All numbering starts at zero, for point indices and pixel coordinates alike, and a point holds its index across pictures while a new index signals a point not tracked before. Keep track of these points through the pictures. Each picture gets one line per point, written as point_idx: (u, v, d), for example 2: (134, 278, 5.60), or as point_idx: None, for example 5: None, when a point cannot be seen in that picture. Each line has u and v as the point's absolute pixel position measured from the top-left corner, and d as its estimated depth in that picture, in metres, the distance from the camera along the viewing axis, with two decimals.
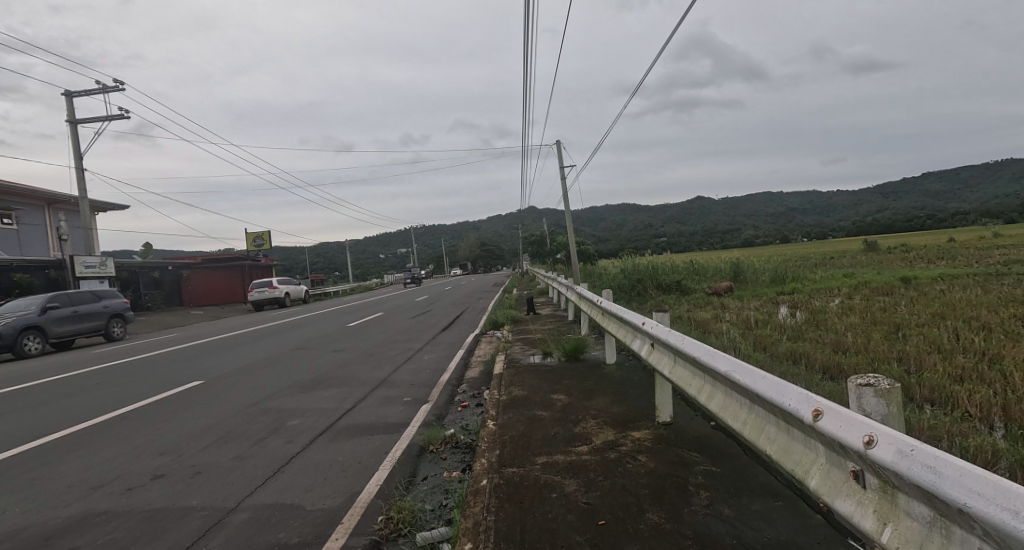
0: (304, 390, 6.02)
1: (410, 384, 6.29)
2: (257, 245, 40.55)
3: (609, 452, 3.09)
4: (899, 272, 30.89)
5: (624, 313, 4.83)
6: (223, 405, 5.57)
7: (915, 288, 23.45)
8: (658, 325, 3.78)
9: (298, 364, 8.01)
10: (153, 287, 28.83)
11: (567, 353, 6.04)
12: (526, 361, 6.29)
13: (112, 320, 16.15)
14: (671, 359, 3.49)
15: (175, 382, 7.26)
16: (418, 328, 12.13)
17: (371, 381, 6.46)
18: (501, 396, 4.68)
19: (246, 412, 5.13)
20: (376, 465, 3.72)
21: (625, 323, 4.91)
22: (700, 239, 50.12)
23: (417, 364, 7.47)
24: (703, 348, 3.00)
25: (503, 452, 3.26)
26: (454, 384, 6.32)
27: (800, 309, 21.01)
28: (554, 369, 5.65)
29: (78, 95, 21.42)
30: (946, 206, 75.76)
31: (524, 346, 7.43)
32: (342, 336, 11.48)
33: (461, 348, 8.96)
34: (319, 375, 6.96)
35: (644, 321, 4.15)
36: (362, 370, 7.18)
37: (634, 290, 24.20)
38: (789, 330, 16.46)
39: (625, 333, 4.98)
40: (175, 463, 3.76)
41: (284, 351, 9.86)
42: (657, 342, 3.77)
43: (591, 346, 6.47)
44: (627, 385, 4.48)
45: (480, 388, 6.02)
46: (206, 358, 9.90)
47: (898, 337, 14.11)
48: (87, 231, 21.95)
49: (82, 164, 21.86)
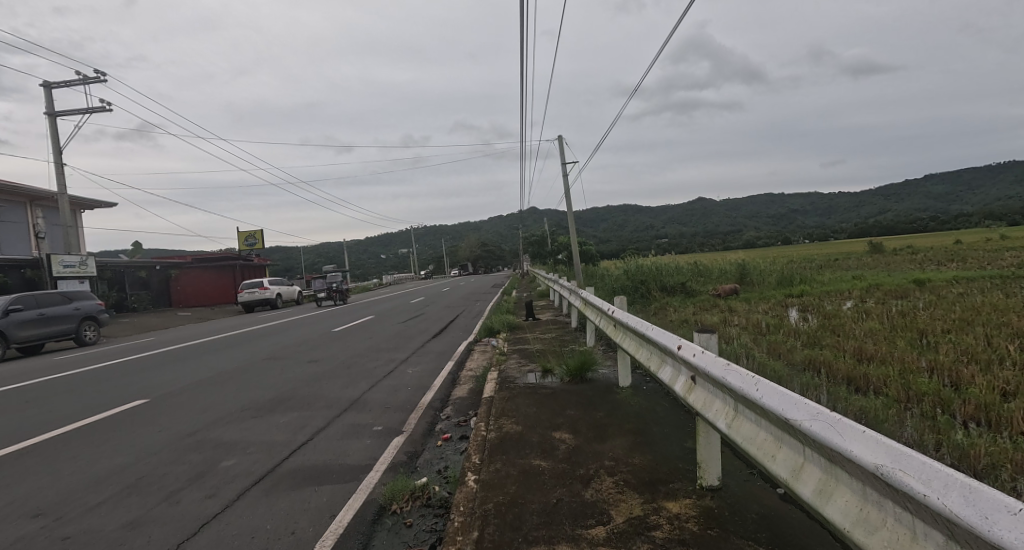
0: (259, 414, 5.04)
1: (383, 406, 5.30)
2: (250, 244, 39.60)
3: (638, 543, 2.11)
4: (911, 274, 29.88)
5: (647, 330, 3.74)
6: (155, 432, 4.60)
7: (930, 291, 22.50)
8: (703, 354, 2.62)
9: (265, 378, 7.04)
10: (139, 287, 27.96)
11: (572, 372, 5.05)
12: (522, 381, 5.30)
13: (83, 323, 15.20)
14: (731, 409, 2.33)
15: (118, 399, 6.30)
16: (407, 334, 11.14)
17: (341, 403, 5.46)
18: (489, 433, 3.70)
19: (174, 447, 4.15)
20: (314, 539, 2.74)
21: (646, 342, 3.88)
22: (703, 240, 49.19)
23: (398, 381, 6.48)
24: (815, 409, 1.75)
25: (485, 535, 2.29)
26: (437, 407, 5.33)
27: (812, 313, 20.05)
28: (556, 392, 4.67)
29: (57, 87, 20.59)
30: (950, 208, 74.87)
31: (520, 359, 6.45)
32: (325, 342, 10.50)
33: (452, 359, 7.97)
34: (284, 393, 5.99)
35: (677, 345, 3.01)
36: (334, 387, 6.21)
37: (638, 293, 23.25)
38: (803, 336, 15.51)
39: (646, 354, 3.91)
40: (42, 535, 2.79)
41: (259, 359, 8.91)
42: (700, 377, 2.61)
43: (600, 362, 5.48)
44: (651, 423, 3.50)
45: (467, 413, 5.02)
46: (171, 367, 8.97)
47: (923, 344, 13.14)
48: (66, 228, 21.07)
49: (61, 158, 21.00)
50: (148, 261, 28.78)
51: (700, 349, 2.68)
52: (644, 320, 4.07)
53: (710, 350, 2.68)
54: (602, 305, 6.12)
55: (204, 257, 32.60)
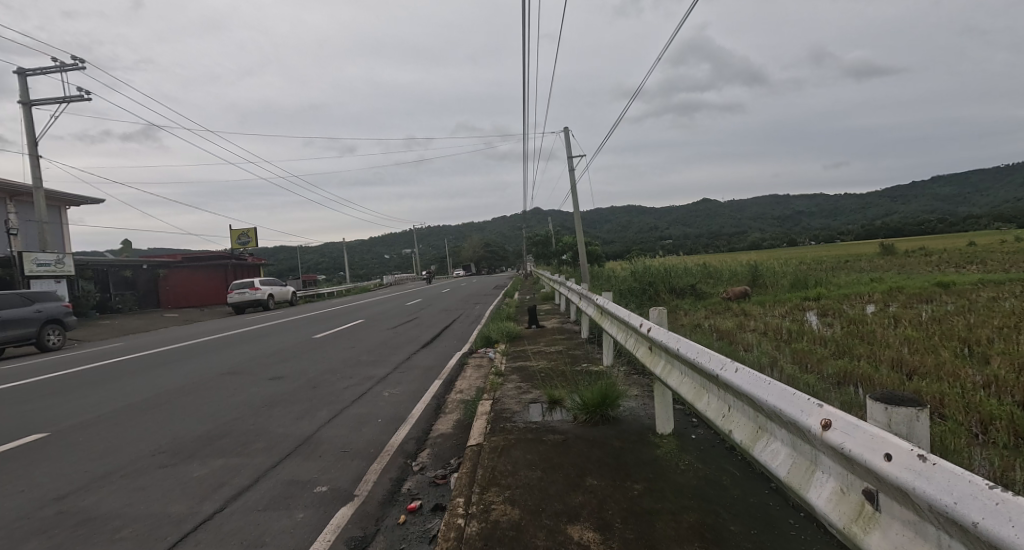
0: (169, 463, 3.74)
1: (339, 450, 4.01)
2: (243, 243, 38.49)
3: None
4: (932, 276, 28.48)
5: (722, 371, 2.49)
6: (12, 494, 3.33)
7: (958, 294, 21.22)
8: (961, 483, 1.30)
9: (212, 402, 5.75)
10: (124, 287, 27.15)
11: (589, 407, 3.76)
12: (524, 417, 3.99)
13: (46, 328, 14.02)
14: None
15: (15, 430, 5.03)
16: (395, 342, 9.87)
17: (284, 445, 4.17)
18: (472, 521, 2.41)
19: (17, 526, 2.88)
20: None
21: (723, 390, 2.56)
22: (711, 242, 47.91)
23: (368, 409, 5.20)
24: None
25: None
26: (408, 450, 4.04)
27: (833, 317, 18.77)
28: (569, 439, 3.38)
29: (33, 74, 19.54)
30: (961, 209, 73.25)
31: (520, 384, 5.13)
32: (301, 352, 9.23)
33: (441, 377, 6.70)
34: (223, 426, 4.73)
35: (830, 429, 1.72)
36: (288, 417, 4.94)
37: (645, 295, 21.81)
38: (829, 343, 14.25)
39: (715, 402, 2.69)
40: None
41: (219, 373, 7.62)
42: (960, 535, 1.29)
43: (626, 394, 4.15)
44: (728, 521, 2.21)
45: (448, 464, 3.72)
46: (120, 381, 7.73)
47: (967, 355, 11.84)
48: (41, 225, 20.08)
49: (35, 150, 19.95)
50: (134, 260, 27.71)
51: (935, 462, 1.37)
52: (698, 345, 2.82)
53: (957, 471, 1.37)
54: (619, 312, 4.86)
55: (195, 256, 31.54)
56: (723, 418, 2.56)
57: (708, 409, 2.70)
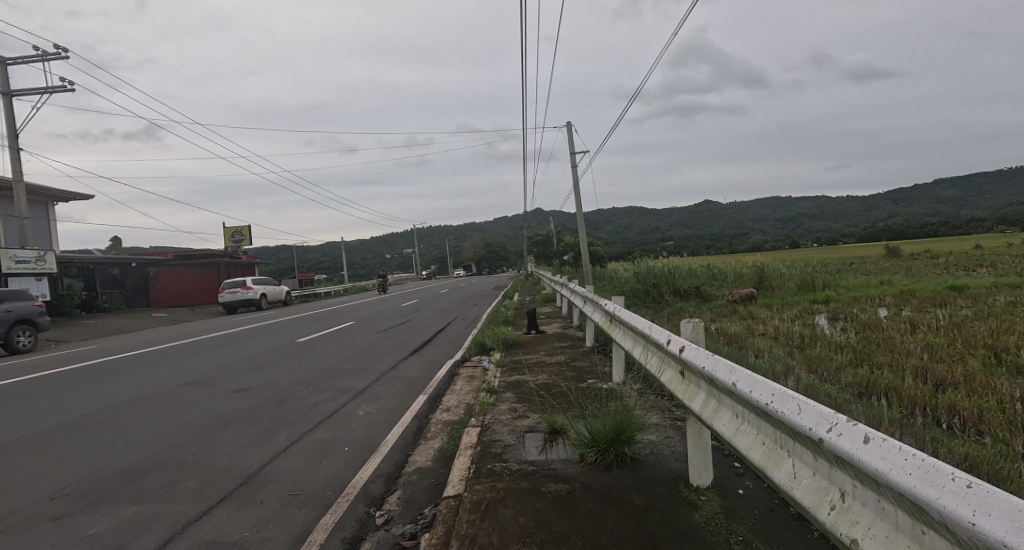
0: (65, 514, 2.97)
1: (287, 493, 3.22)
2: (237, 241, 37.79)
3: None
4: (945, 279, 27.61)
5: (835, 438, 1.57)
6: None
7: (973, 299, 20.39)
8: None
9: (160, 418, 4.95)
10: (112, 286, 26.29)
11: (600, 444, 2.96)
12: (521, 456, 3.17)
13: (15, 328, 13.46)
14: None
15: None
16: (381, 347, 9.06)
17: (221, 483, 3.38)
18: None
19: None
20: None
21: (838, 469, 1.62)
22: (714, 243, 47.14)
23: (336, 434, 4.39)
24: None
25: None
26: (374, 494, 3.22)
27: (844, 322, 17.95)
28: (576, 492, 2.57)
29: (12, 64, 18.88)
30: (965, 211, 72.36)
31: (516, 405, 4.31)
32: (279, 357, 8.41)
33: (427, 391, 5.89)
34: (157, 454, 3.93)
35: None
36: (239, 443, 4.14)
37: (649, 297, 21.00)
38: (844, 350, 13.44)
39: (812, 479, 1.76)
40: None
41: (183, 382, 6.82)
42: None
43: (648, 427, 3.32)
44: None
45: (419, 516, 2.92)
46: (73, 388, 6.95)
47: (996, 363, 11.03)
48: (21, 220, 19.43)
49: (16, 142, 19.29)
50: (123, 258, 26.86)
51: None
52: (782, 388, 1.91)
53: None
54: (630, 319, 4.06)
55: (187, 254, 30.84)
56: (832, 509, 1.63)
57: (801, 490, 1.80)
